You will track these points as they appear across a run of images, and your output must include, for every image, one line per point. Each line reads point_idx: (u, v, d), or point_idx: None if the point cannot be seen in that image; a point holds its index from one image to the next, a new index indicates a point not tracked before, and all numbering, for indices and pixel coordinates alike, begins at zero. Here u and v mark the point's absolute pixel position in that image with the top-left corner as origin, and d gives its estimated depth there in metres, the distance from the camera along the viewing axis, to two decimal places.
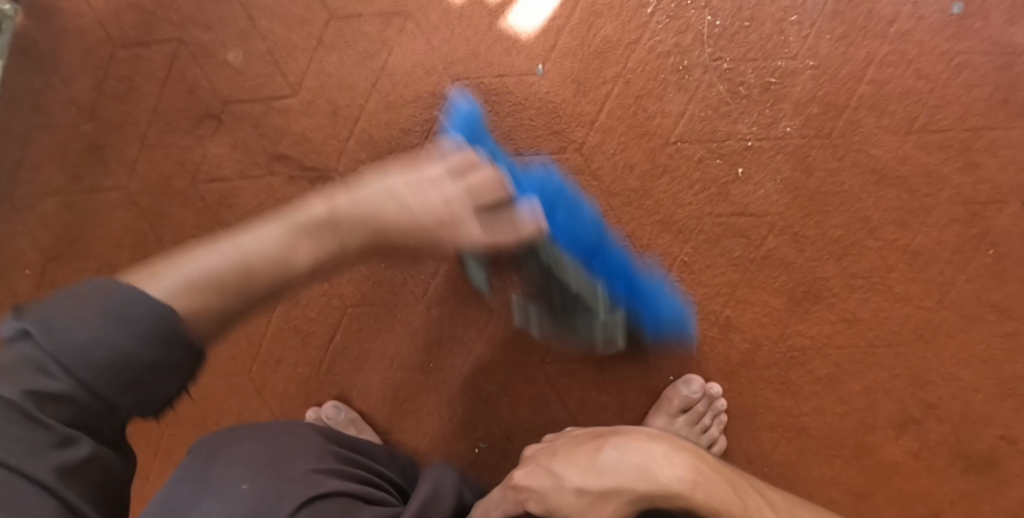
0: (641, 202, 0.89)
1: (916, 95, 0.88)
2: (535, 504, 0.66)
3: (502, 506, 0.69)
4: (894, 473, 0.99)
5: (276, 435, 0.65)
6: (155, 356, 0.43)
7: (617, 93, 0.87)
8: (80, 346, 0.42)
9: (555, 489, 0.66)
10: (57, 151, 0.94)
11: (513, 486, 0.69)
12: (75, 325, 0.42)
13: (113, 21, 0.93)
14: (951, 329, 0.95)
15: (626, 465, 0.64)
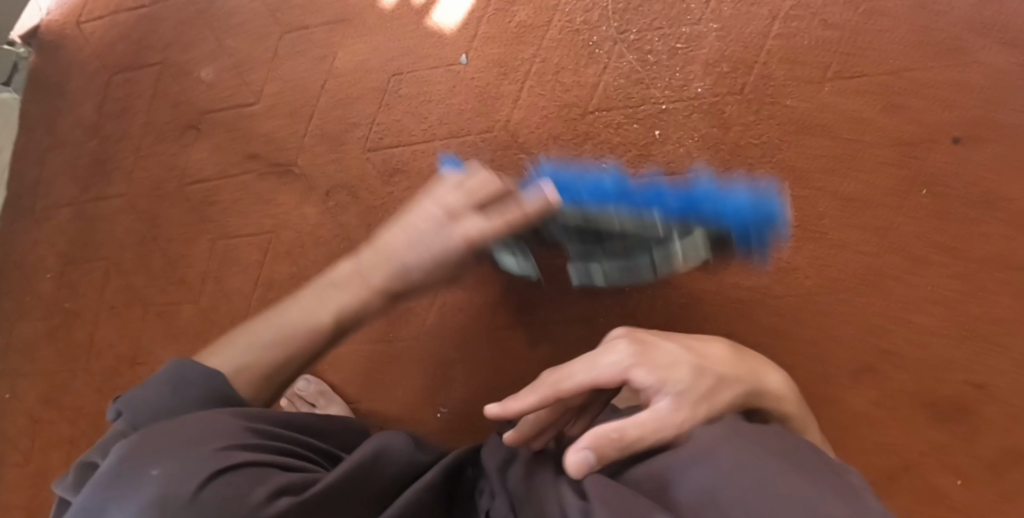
0: (568, 167, 0.95)
1: (826, 45, 0.91)
2: (648, 374, 0.60)
3: (592, 370, 0.61)
4: (857, 424, 0.99)
5: (187, 423, 0.57)
6: None
7: (535, 72, 0.95)
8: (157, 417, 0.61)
9: (673, 362, 0.62)
10: (68, 168, 1.09)
11: (608, 352, 0.62)
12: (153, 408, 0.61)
13: (106, 52, 1.07)
14: (898, 272, 0.95)
15: (728, 359, 0.66)
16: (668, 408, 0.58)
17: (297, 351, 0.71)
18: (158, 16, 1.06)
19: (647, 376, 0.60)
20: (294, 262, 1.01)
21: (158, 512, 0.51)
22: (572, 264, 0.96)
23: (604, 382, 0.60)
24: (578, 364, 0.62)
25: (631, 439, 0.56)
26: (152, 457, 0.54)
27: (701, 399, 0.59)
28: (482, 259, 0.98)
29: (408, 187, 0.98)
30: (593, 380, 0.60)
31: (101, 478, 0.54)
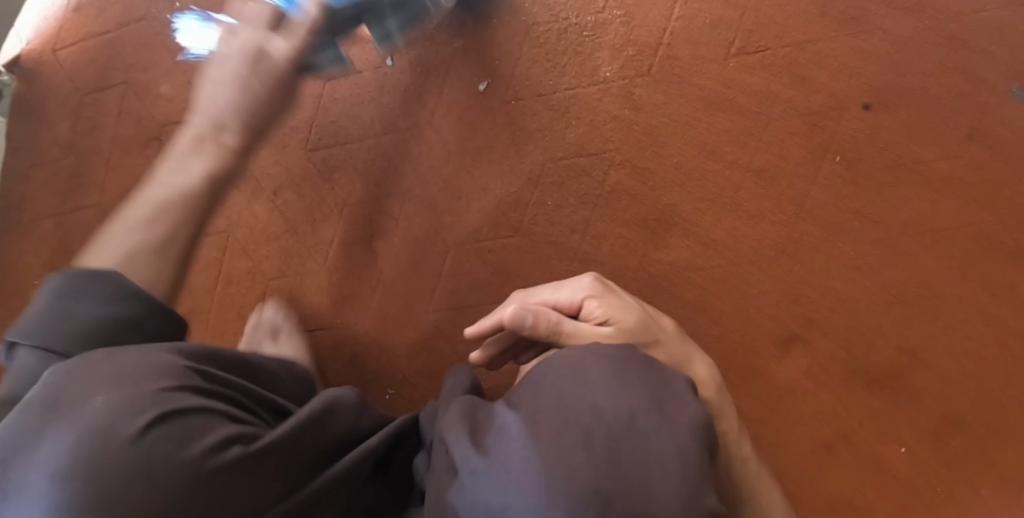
0: (490, 156, 1.00)
1: (727, 23, 0.94)
2: (601, 303, 0.72)
3: (557, 292, 0.75)
4: (789, 394, 1.00)
5: (132, 358, 0.55)
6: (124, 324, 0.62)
7: (454, 68, 1.00)
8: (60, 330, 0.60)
9: (625, 306, 0.73)
10: (50, 183, 1.19)
11: (582, 283, 0.75)
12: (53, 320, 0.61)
13: (79, 75, 1.18)
14: (818, 239, 0.97)
15: (671, 334, 0.75)
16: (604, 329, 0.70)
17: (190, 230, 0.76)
18: (121, 39, 1.16)
19: (595, 308, 0.72)
20: (248, 257, 1.09)
21: (94, 446, 0.49)
22: (500, 246, 1.00)
23: (561, 304, 0.74)
24: (549, 288, 0.76)
25: (564, 332, 0.68)
26: (95, 390, 0.52)
27: (628, 335, 0.70)
28: (415, 246, 1.03)
29: (346, 182, 1.05)
30: (553, 300, 0.75)
31: (37, 401, 0.52)
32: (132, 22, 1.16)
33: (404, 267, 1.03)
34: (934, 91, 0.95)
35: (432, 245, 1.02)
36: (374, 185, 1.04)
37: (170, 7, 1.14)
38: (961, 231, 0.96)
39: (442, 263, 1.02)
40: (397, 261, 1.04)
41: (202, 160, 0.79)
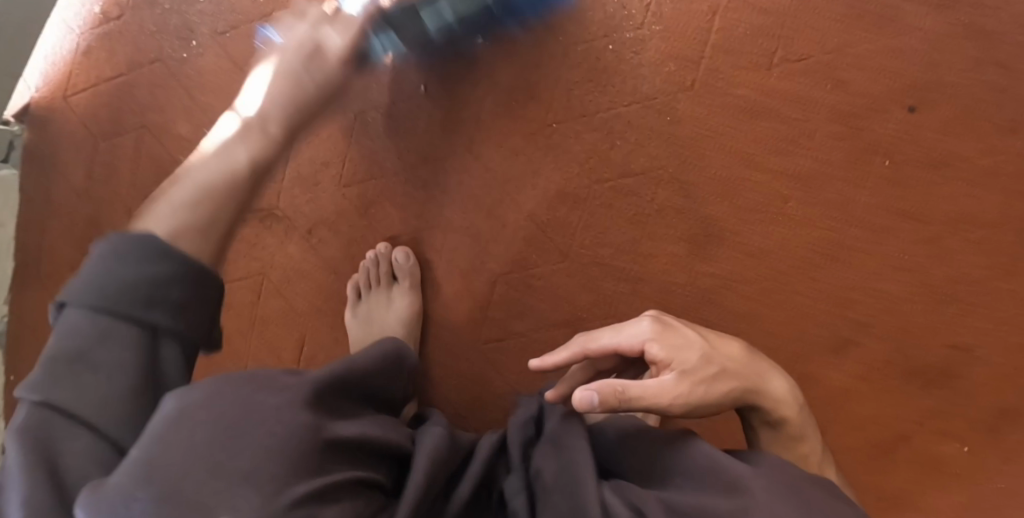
0: (531, 179, 0.98)
1: (766, 32, 0.92)
2: (663, 346, 0.71)
3: (617, 338, 0.73)
4: (845, 399, 1.00)
5: (273, 433, 0.49)
6: (183, 284, 0.60)
7: (492, 94, 0.98)
8: (110, 282, 0.57)
9: (684, 344, 0.71)
10: (67, 234, 1.15)
11: (646, 326, 0.73)
12: (101, 286, 0.57)
13: (92, 120, 1.14)
14: (867, 244, 0.95)
15: (739, 358, 0.73)
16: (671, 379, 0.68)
17: (224, 225, 0.67)
18: (134, 81, 1.12)
19: (666, 348, 0.71)
20: (285, 298, 1.07)
21: None
22: (548, 272, 0.99)
23: (624, 348, 0.72)
24: (608, 330, 0.74)
25: (630, 398, 0.66)
26: (228, 483, 0.47)
27: (698, 378, 0.69)
28: (461, 277, 1.02)
29: (384, 216, 1.02)
30: (614, 346, 0.72)
31: (153, 473, 0.46)
32: (145, 64, 1.11)
33: (449, 299, 1.02)
34: (980, 86, 0.92)
35: (478, 274, 1.01)
36: (415, 218, 1.02)
37: (186, 45, 1.09)
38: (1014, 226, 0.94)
39: (488, 291, 1.01)
40: (443, 291, 1.02)
41: (246, 146, 0.74)
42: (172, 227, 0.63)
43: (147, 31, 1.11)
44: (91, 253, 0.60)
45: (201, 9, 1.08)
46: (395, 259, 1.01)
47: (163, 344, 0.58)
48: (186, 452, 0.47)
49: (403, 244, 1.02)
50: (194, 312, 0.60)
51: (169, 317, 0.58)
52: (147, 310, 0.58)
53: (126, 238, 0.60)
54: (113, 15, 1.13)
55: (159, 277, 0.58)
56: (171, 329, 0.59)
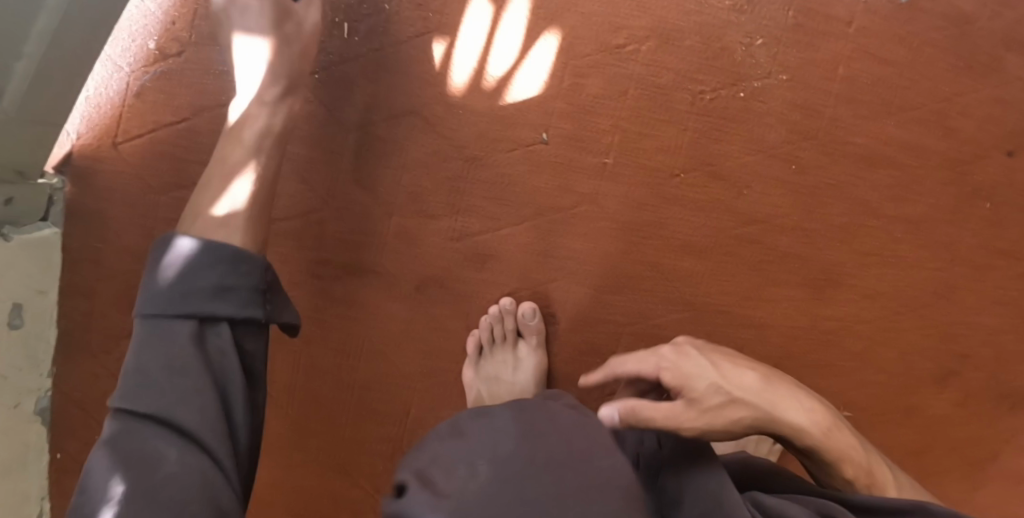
0: (658, 232, 0.97)
1: (886, 83, 0.94)
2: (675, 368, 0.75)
3: (638, 362, 0.77)
4: (943, 424, 1.04)
5: (615, 471, 0.59)
6: (219, 267, 0.74)
7: (617, 142, 0.95)
8: (164, 291, 0.72)
9: (697, 374, 0.74)
10: (128, 297, 1.06)
11: (658, 353, 0.77)
12: (165, 293, 0.72)
13: (150, 172, 1.04)
14: (968, 281, 1.00)
15: (754, 389, 0.74)
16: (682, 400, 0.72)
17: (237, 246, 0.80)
18: (201, 127, 1.03)
19: (679, 371, 0.74)
20: (388, 362, 1.01)
21: None
22: (671, 322, 0.99)
23: (643, 374, 0.76)
24: (631, 355, 0.78)
25: (642, 421, 0.70)
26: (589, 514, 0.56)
27: (705, 407, 0.72)
28: (584, 329, 1.00)
29: (500, 272, 0.99)
30: (635, 371, 0.76)
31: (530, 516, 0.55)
32: (214, 106, 1.03)
33: (573, 353, 1.01)
34: None
35: (602, 327, 1.00)
36: (533, 273, 0.99)
37: None
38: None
39: (614, 345, 1.00)
40: (563, 344, 1.01)
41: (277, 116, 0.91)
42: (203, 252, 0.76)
43: (215, 71, 1.02)
44: (146, 267, 0.75)
45: None
46: (517, 312, 0.98)
47: (218, 324, 0.73)
48: (550, 487, 0.56)
49: (528, 299, 1.00)
50: (236, 296, 0.74)
51: (214, 301, 0.73)
52: (185, 302, 0.72)
53: (175, 248, 0.75)
54: (171, 52, 1.02)
55: (208, 282, 0.73)
56: (213, 315, 0.73)
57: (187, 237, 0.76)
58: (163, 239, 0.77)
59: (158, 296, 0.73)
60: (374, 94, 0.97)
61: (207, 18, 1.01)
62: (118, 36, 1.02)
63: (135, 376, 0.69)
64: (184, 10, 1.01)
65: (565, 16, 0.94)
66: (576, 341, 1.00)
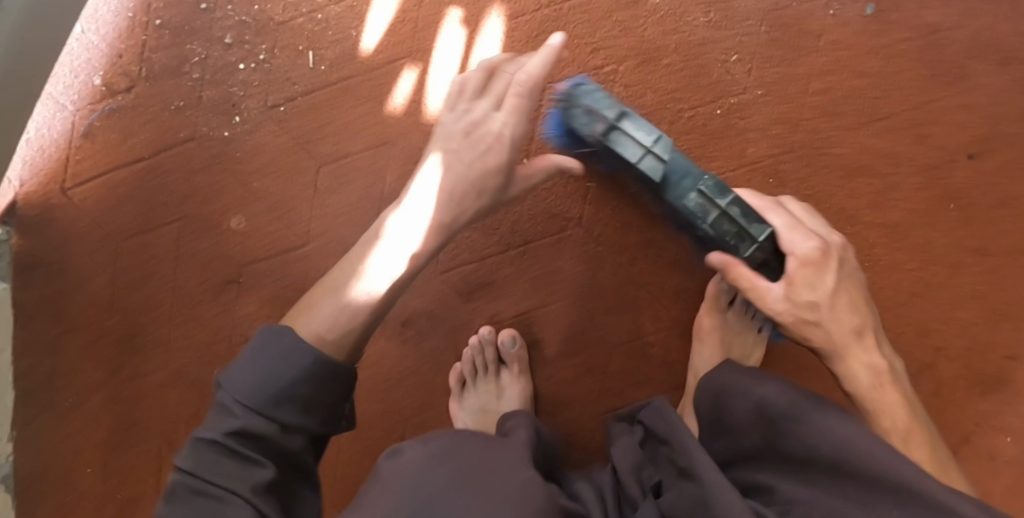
0: (644, 251, 0.96)
1: (859, 93, 0.95)
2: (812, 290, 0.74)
3: (804, 235, 0.78)
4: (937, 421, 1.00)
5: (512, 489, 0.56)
6: (314, 383, 0.64)
7: (599, 166, 0.94)
8: (255, 383, 0.63)
9: (812, 284, 0.74)
10: (92, 350, 0.98)
11: (794, 228, 0.79)
12: (258, 382, 0.63)
13: (109, 217, 0.96)
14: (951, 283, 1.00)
15: (846, 329, 0.73)
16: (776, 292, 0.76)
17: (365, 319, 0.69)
18: (162, 167, 0.96)
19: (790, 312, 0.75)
20: (380, 398, 0.98)
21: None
22: (664, 337, 0.97)
23: (792, 244, 0.77)
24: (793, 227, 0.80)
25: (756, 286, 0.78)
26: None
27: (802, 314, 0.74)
28: (576, 351, 0.97)
29: (489, 302, 0.97)
30: (783, 231, 0.78)
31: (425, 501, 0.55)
32: (175, 144, 0.95)
33: (568, 377, 0.98)
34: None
35: (596, 348, 0.97)
36: (521, 299, 0.97)
37: (227, 122, 0.95)
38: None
39: (607, 364, 0.97)
40: (558, 369, 0.98)
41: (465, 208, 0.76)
42: (329, 330, 0.67)
43: (173, 107, 0.95)
44: (252, 339, 0.66)
45: (246, 82, 0.94)
46: (493, 342, 0.96)
47: (297, 437, 0.64)
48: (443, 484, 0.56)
49: (507, 327, 0.97)
50: (321, 414, 0.65)
51: (301, 417, 0.64)
52: (276, 408, 0.62)
53: (276, 337, 0.65)
54: (119, 87, 0.96)
55: (306, 391, 0.63)
56: (297, 426, 0.64)
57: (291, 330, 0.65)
58: (274, 323, 0.66)
59: (245, 388, 0.63)
60: (349, 124, 0.93)
61: (160, 50, 0.95)
62: (58, 73, 0.95)
63: (209, 454, 0.62)
64: (129, 42, 0.95)
65: (543, 39, 0.92)
66: (568, 363, 0.98)
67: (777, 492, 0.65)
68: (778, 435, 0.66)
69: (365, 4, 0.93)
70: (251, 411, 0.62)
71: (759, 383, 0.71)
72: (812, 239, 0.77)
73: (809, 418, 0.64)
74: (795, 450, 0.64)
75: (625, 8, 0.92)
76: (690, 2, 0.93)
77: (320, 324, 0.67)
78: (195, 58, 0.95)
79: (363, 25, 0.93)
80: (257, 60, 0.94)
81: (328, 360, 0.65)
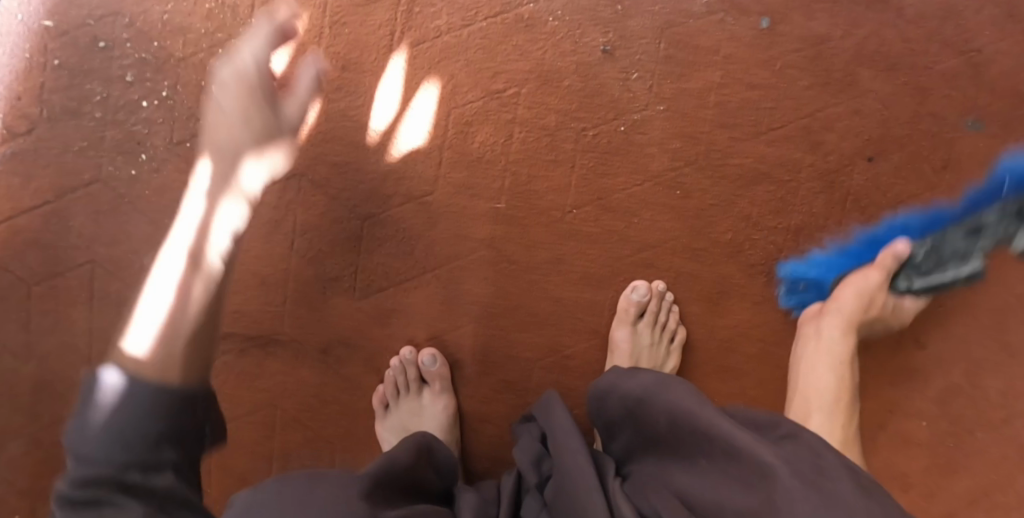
0: (556, 268, 0.97)
1: (756, 105, 0.98)
2: (829, 330, 0.92)
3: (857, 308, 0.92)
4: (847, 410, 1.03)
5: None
6: (156, 410, 0.57)
7: (507, 186, 0.96)
8: (93, 434, 0.55)
9: (855, 319, 0.92)
10: (11, 397, 0.98)
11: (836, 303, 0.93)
12: (87, 431, 0.56)
13: (17, 262, 0.96)
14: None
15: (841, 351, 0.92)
16: (845, 303, 0.92)
17: (203, 311, 0.66)
18: (67, 210, 0.95)
19: (812, 334, 0.94)
20: (305, 426, 0.99)
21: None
22: (581, 349, 0.99)
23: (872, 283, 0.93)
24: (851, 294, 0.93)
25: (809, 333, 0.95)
26: None
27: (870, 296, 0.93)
28: (496, 369, 0.99)
29: (405, 325, 0.98)
30: (853, 286, 0.93)
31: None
32: (79, 187, 0.95)
33: (488, 393, 0.99)
34: (915, 133, 0.99)
35: (515, 364, 0.99)
36: (437, 321, 0.98)
37: (134, 160, 0.95)
38: (999, 250, 1.00)
39: (526, 380, 0.99)
40: (479, 387, 0.99)
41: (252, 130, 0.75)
42: (184, 304, 0.66)
43: (76, 148, 0.95)
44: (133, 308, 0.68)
45: (149, 120, 0.94)
46: (417, 364, 0.97)
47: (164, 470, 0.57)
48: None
49: (428, 346, 0.98)
50: (190, 439, 0.60)
51: (166, 455, 0.57)
52: (128, 451, 0.55)
53: (134, 335, 0.63)
54: (20, 129, 0.94)
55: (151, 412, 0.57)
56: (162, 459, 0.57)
57: (135, 331, 0.63)
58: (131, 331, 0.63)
59: (83, 450, 0.56)
60: None
61: (58, 92, 0.94)
62: None
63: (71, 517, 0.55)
64: (27, 85, 0.94)
65: (443, 65, 0.94)
66: (490, 379, 0.99)
67: (635, 474, 0.73)
68: (637, 419, 0.74)
69: None
70: (97, 466, 0.55)
71: (631, 376, 0.76)
72: (875, 273, 0.93)
73: (657, 398, 0.71)
74: (648, 427, 0.72)
75: (522, 31, 0.94)
76: (585, 22, 0.95)
77: (178, 304, 0.66)
78: (96, 98, 0.94)
79: None
80: (160, 97, 0.94)
81: (152, 382, 0.58)
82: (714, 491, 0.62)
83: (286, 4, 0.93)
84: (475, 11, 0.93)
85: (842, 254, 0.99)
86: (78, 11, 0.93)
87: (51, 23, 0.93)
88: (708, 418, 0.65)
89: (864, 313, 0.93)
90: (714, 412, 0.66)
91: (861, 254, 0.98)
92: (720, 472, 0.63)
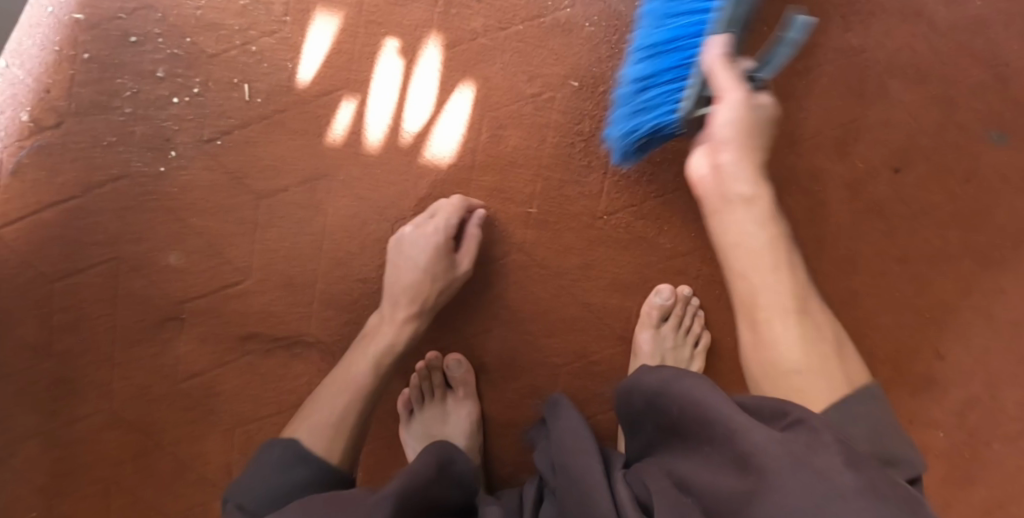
0: (586, 273, 0.96)
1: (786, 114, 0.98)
2: (733, 161, 0.77)
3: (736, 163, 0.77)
4: None
5: None
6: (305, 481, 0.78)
7: (540, 191, 0.95)
8: (261, 479, 0.78)
9: (734, 176, 0.77)
10: (29, 394, 0.96)
11: (721, 168, 0.77)
12: (259, 474, 0.78)
13: (41, 257, 0.94)
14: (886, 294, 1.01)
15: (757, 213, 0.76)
16: (728, 127, 0.75)
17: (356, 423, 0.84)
18: (94, 206, 0.94)
19: (715, 191, 0.78)
20: None
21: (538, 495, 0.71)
22: (609, 356, 0.97)
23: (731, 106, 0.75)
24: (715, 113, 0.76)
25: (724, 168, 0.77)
26: None
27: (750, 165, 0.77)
28: (522, 374, 0.98)
29: (434, 327, 0.98)
30: (717, 123, 0.76)
31: None
32: (106, 182, 0.94)
33: (514, 398, 0.98)
34: (942, 146, 0.99)
35: (541, 370, 0.98)
36: (465, 325, 0.97)
37: (162, 157, 0.93)
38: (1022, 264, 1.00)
39: (552, 386, 0.98)
40: (504, 392, 0.98)
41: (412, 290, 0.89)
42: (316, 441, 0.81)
43: (104, 143, 0.93)
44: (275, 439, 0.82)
45: (179, 116, 0.93)
46: (445, 369, 0.96)
47: None
48: None
49: (455, 351, 0.97)
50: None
51: None
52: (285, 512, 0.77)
53: (281, 448, 0.80)
54: (47, 122, 0.93)
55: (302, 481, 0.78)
56: None
57: (288, 439, 0.81)
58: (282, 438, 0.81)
59: (247, 487, 0.78)
60: (286, 156, 0.93)
61: (87, 85, 0.93)
62: None
63: None
64: (56, 77, 0.93)
65: (477, 68, 0.93)
66: (516, 384, 0.98)
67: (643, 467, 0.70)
68: (654, 413, 0.69)
69: (299, 36, 0.92)
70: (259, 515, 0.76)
71: (649, 370, 0.71)
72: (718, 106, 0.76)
73: (672, 387, 0.66)
74: (664, 421, 0.68)
75: (558, 35, 0.93)
76: (621, 27, 0.93)
77: (323, 423, 0.82)
78: (126, 93, 0.93)
79: (298, 56, 0.92)
80: (190, 93, 0.93)
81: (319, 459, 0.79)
82: (712, 481, 0.58)
83: (322, 3, 0.92)
84: (513, 14, 0.93)
85: (669, 34, 0.82)
86: (110, 3, 0.92)
87: (82, 16, 0.93)
88: (713, 401, 0.60)
89: (754, 125, 0.76)
90: (720, 396, 0.61)
91: (693, 44, 0.80)
92: (724, 462, 0.58)
